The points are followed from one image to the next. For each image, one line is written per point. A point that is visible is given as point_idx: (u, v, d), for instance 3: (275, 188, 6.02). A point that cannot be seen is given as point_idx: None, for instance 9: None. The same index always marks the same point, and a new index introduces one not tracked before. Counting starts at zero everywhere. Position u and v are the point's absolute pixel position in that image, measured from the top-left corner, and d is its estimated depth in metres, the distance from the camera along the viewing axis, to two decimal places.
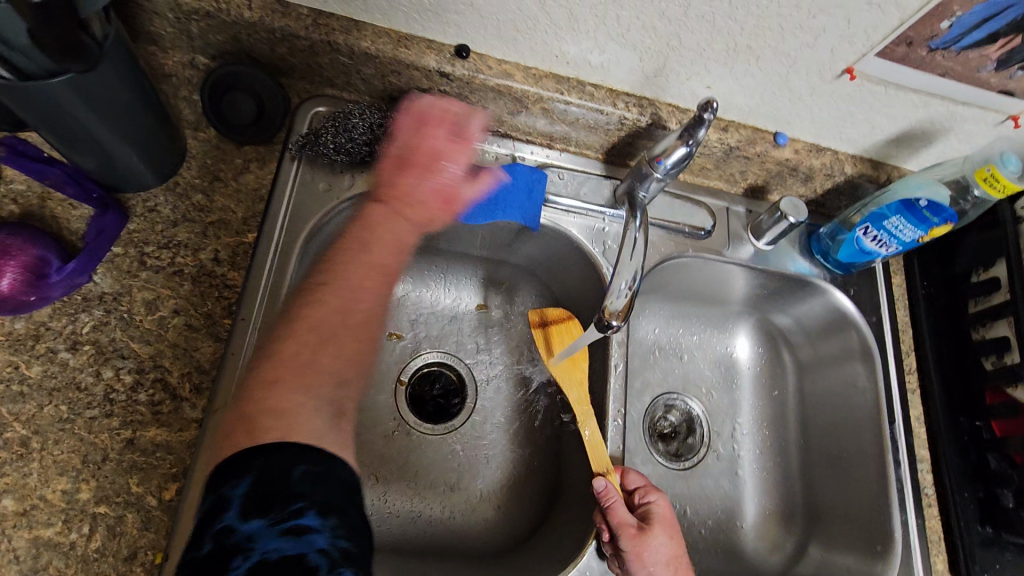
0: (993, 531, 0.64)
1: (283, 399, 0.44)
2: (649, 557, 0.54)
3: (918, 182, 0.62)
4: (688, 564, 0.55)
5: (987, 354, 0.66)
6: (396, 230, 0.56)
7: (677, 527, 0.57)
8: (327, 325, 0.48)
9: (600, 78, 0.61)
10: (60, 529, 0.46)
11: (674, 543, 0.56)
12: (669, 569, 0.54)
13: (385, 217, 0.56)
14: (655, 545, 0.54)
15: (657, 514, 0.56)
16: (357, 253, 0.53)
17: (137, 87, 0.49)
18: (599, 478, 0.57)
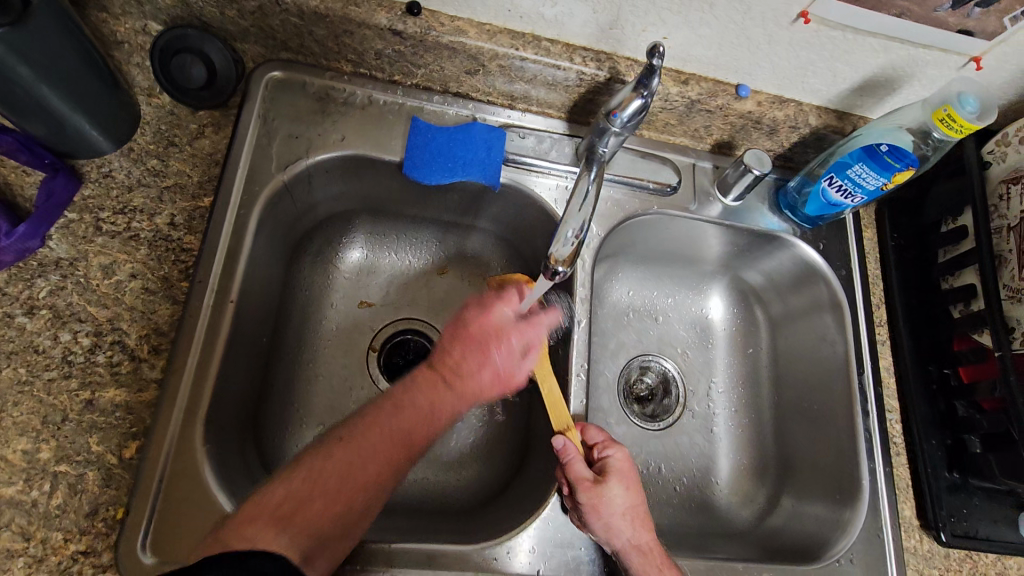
0: (960, 477, 0.64)
1: (295, 514, 0.44)
2: (604, 509, 0.54)
3: (880, 130, 0.61)
4: (644, 514, 0.56)
5: (954, 302, 0.66)
6: (436, 423, 0.54)
7: (634, 479, 0.57)
8: (320, 474, 0.46)
9: (555, 32, 0.60)
10: (21, 488, 0.46)
11: (630, 494, 0.56)
12: (625, 519, 0.54)
13: (430, 391, 0.54)
14: (609, 497, 0.54)
15: (613, 467, 0.56)
16: (394, 421, 0.51)
17: (80, 51, 0.48)
18: (558, 436, 0.57)
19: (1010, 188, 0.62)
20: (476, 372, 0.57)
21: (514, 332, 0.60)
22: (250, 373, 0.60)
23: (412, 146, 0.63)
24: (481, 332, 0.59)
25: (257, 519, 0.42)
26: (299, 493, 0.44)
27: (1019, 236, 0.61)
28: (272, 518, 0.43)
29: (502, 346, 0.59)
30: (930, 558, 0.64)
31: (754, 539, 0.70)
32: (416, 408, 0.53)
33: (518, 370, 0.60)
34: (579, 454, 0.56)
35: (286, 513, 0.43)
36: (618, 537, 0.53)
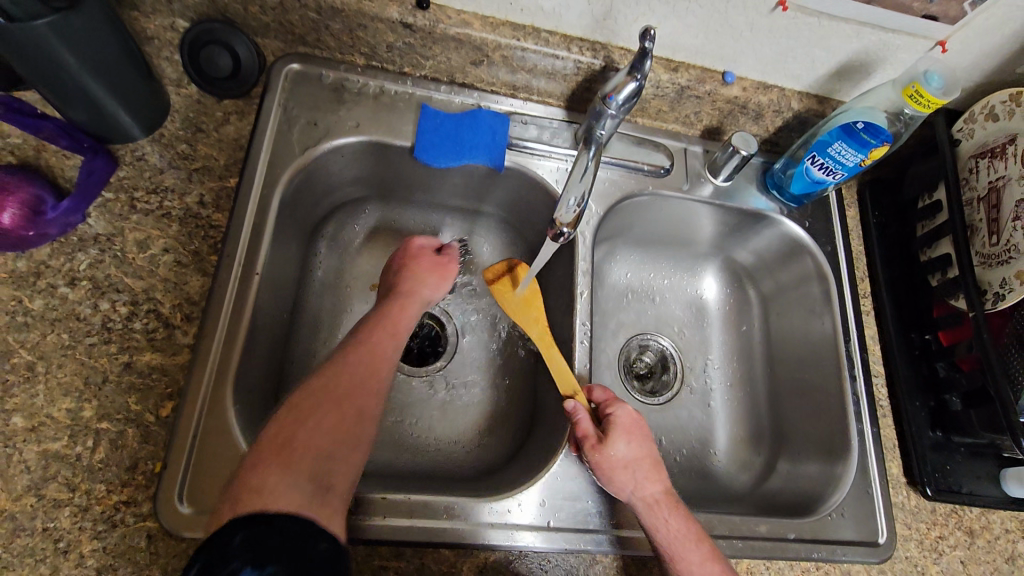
0: (943, 435, 0.68)
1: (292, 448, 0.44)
2: (609, 464, 0.57)
3: (858, 110, 0.66)
4: (652, 466, 0.58)
5: (933, 271, 0.71)
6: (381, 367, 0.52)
7: (639, 434, 0.60)
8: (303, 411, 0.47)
9: (553, 24, 0.65)
10: (66, 443, 0.50)
11: (635, 450, 0.58)
12: (630, 473, 0.57)
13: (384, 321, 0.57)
14: (614, 452, 0.57)
15: (618, 423, 0.59)
16: (350, 353, 0.52)
17: (122, 43, 0.53)
18: (568, 400, 0.60)
19: (979, 162, 0.67)
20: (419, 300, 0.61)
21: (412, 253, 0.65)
22: (272, 345, 0.64)
23: (422, 131, 0.67)
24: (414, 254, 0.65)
25: (259, 460, 0.43)
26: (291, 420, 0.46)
27: (987, 206, 0.66)
28: (277, 456, 0.44)
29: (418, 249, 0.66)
30: (917, 512, 0.67)
31: (751, 501, 0.73)
32: (361, 359, 0.52)
33: (431, 283, 0.63)
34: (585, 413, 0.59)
35: (284, 446, 0.44)
36: (624, 490, 0.56)
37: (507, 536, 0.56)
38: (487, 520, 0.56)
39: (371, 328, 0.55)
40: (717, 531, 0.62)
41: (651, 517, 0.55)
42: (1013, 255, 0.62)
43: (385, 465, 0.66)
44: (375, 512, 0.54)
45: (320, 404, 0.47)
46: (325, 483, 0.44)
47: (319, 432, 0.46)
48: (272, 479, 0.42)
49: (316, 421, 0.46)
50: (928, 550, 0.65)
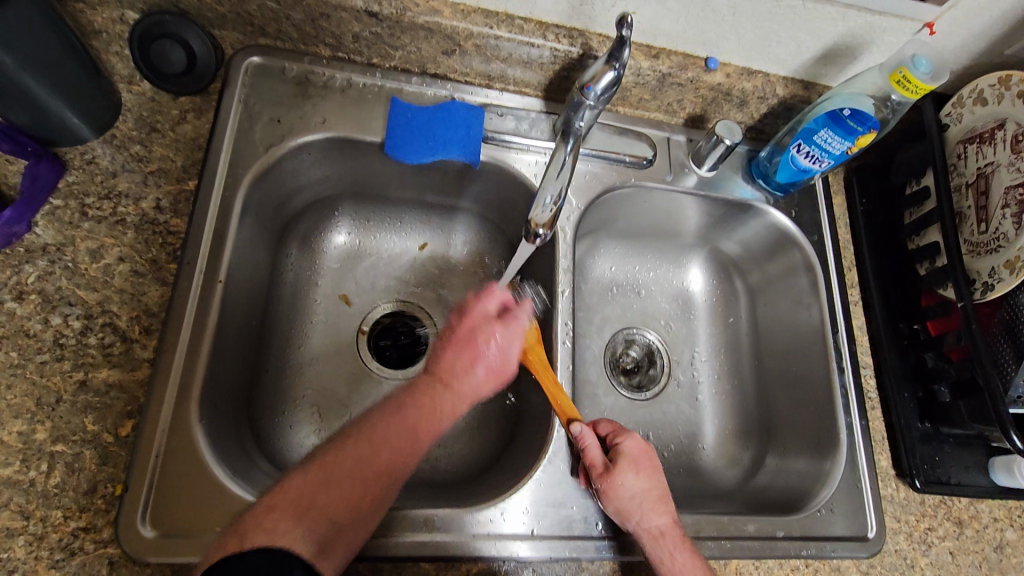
0: (932, 426, 0.67)
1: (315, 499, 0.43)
2: (615, 493, 0.55)
3: (844, 95, 0.64)
4: (660, 499, 0.56)
5: (921, 260, 0.69)
6: (439, 420, 0.52)
7: (648, 465, 0.58)
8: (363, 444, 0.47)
9: (527, 11, 0.62)
10: (18, 468, 0.47)
11: (643, 481, 0.56)
12: (636, 505, 0.55)
13: (430, 393, 0.53)
14: (621, 483, 0.55)
15: (624, 453, 0.57)
16: (401, 416, 0.50)
17: (59, 36, 0.49)
18: (574, 424, 0.58)
19: (967, 148, 0.65)
20: (474, 371, 0.56)
21: (485, 330, 0.58)
22: (242, 354, 0.61)
23: (393, 126, 0.64)
24: (467, 331, 0.58)
25: (275, 507, 0.42)
26: (328, 474, 0.44)
27: (975, 192, 0.64)
28: (293, 503, 0.42)
29: (488, 341, 0.57)
30: (907, 504, 0.66)
31: (740, 497, 0.72)
32: (395, 428, 0.49)
33: (510, 358, 0.58)
34: (592, 440, 0.57)
35: (304, 502, 0.42)
36: (628, 522, 0.55)
37: (492, 546, 0.54)
38: (469, 531, 0.54)
39: (418, 396, 0.52)
40: (705, 532, 0.60)
41: (659, 553, 0.53)
42: (1002, 244, 0.60)
43: None
44: None
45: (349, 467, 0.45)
46: (325, 549, 0.41)
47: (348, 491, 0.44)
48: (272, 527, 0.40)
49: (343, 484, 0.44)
50: (918, 542, 0.65)
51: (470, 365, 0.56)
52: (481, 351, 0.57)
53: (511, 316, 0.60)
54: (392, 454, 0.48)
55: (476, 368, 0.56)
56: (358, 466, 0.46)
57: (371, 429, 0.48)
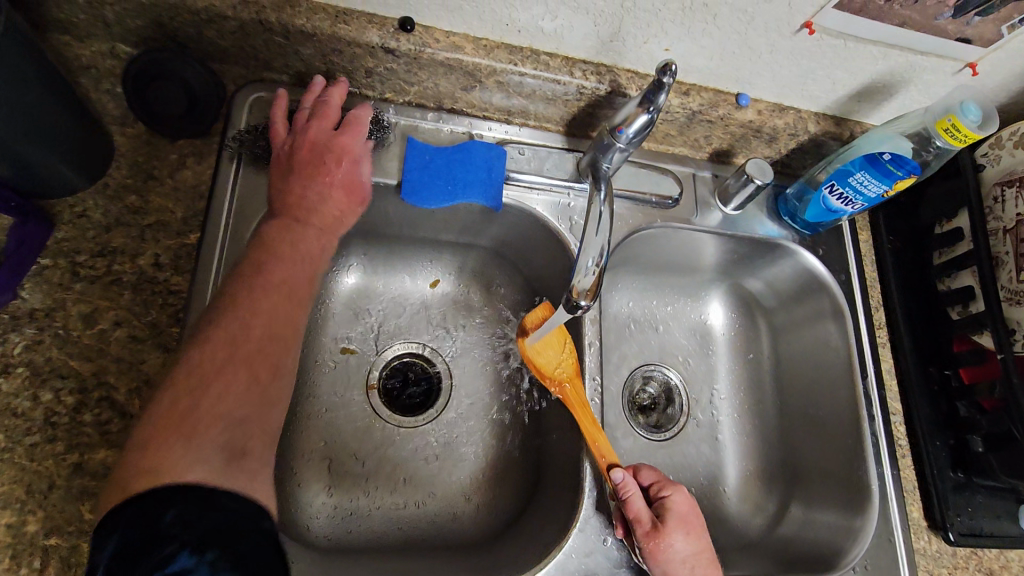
0: (964, 476, 0.65)
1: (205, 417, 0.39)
2: (664, 555, 0.53)
3: (882, 137, 0.61)
4: (708, 559, 0.54)
5: (953, 304, 0.67)
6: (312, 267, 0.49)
7: (696, 524, 0.55)
8: (243, 324, 0.43)
9: (554, 46, 0.58)
10: (8, 566, 0.42)
11: (692, 539, 0.55)
12: (687, 567, 0.53)
13: (286, 233, 0.49)
14: (671, 543, 0.53)
15: (671, 510, 0.55)
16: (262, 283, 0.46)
17: (42, 81, 0.43)
18: (617, 471, 0.55)
19: (1005, 190, 0.63)
20: (334, 170, 0.52)
21: (343, 140, 0.53)
22: None
23: (410, 168, 0.60)
24: (304, 147, 0.52)
25: (171, 420, 0.39)
26: (208, 382, 0.41)
27: (1014, 237, 0.62)
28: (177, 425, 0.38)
29: (335, 154, 0.53)
30: (939, 557, 0.65)
31: (765, 547, 0.69)
32: (228, 330, 0.43)
33: (362, 177, 0.55)
34: (637, 496, 0.55)
35: (188, 414, 0.39)
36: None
37: None
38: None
39: (270, 243, 0.48)
40: None
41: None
42: None
43: (375, 539, 0.61)
44: None
45: (215, 364, 0.41)
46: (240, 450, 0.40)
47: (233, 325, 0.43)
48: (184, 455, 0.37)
49: (230, 374, 0.41)
50: None
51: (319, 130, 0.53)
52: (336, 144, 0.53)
53: (354, 121, 0.55)
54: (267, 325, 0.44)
55: (316, 190, 0.51)
56: (228, 376, 0.41)
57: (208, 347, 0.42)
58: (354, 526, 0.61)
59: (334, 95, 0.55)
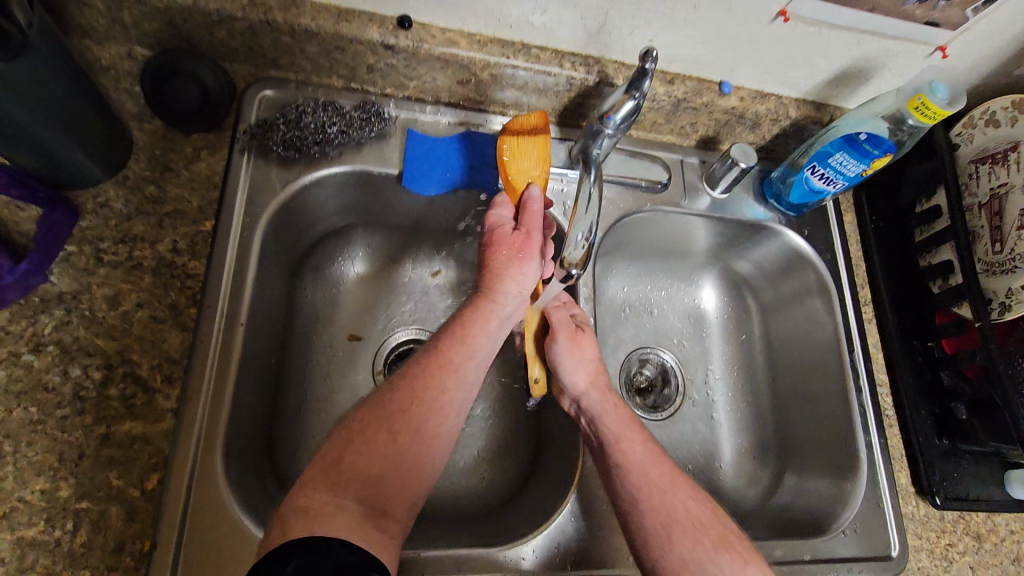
0: (949, 443, 0.68)
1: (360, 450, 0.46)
2: (570, 351, 0.60)
3: (858, 118, 0.64)
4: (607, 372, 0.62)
5: (934, 278, 0.70)
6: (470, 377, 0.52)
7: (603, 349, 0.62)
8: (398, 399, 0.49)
9: (544, 40, 0.61)
10: (42, 528, 0.46)
11: (597, 363, 0.62)
12: (586, 364, 0.60)
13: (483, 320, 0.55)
14: (581, 351, 0.61)
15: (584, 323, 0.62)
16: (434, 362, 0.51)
17: (72, 80, 0.47)
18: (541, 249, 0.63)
19: (978, 169, 0.66)
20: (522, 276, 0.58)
21: (525, 245, 0.58)
22: (262, 392, 0.60)
23: (410, 158, 0.63)
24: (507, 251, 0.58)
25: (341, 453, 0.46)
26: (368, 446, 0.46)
27: (988, 212, 0.64)
28: (326, 475, 0.45)
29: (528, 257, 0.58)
30: (927, 521, 0.67)
31: (760, 517, 0.72)
32: (457, 337, 0.53)
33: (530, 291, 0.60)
34: (560, 310, 0.63)
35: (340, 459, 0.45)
36: (577, 382, 0.60)
37: None
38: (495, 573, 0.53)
39: (443, 352, 0.52)
40: None
41: (607, 407, 0.58)
42: (1017, 264, 0.61)
43: None
44: None
45: (435, 366, 0.51)
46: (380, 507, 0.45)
47: (453, 390, 0.51)
48: (330, 492, 0.43)
49: (439, 384, 0.50)
50: (940, 559, 0.65)
51: (519, 272, 0.57)
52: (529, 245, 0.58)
53: (529, 219, 0.59)
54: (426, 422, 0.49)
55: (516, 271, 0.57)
56: (437, 387, 0.50)
57: (437, 342, 0.53)
58: None
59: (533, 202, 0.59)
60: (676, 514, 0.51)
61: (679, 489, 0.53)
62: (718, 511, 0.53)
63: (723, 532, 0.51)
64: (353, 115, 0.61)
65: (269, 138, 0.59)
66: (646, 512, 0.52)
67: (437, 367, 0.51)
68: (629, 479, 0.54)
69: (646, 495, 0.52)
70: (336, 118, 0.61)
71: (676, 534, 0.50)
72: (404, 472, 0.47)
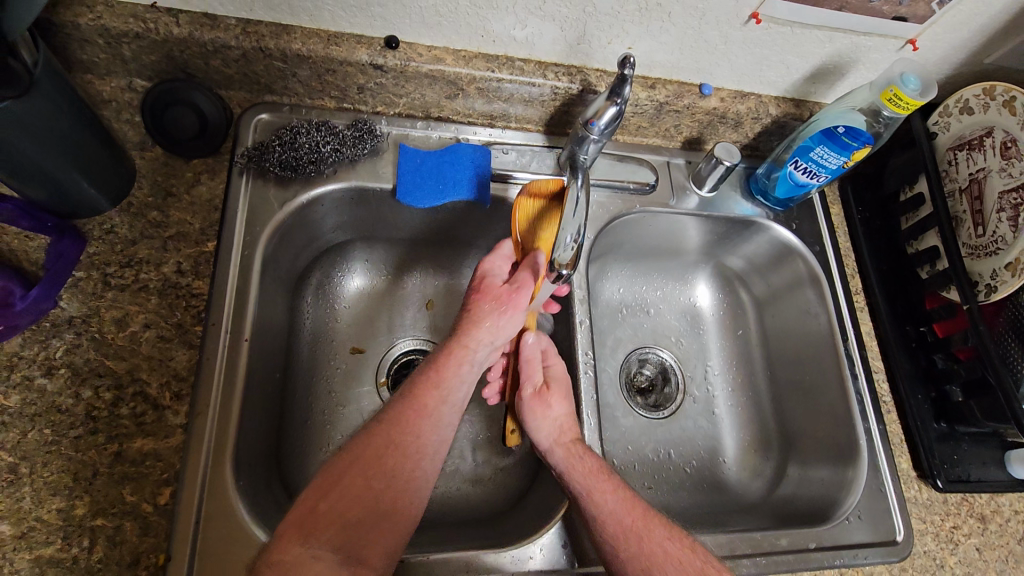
0: (948, 426, 0.68)
1: (328, 507, 0.47)
2: (538, 415, 0.60)
3: (834, 114, 0.66)
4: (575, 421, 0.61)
5: (922, 264, 0.71)
6: (431, 425, 0.53)
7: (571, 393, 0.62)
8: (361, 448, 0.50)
9: (527, 53, 0.64)
10: (60, 546, 0.47)
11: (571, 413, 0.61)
12: (553, 423, 0.60)
13: (455, 364, 0.55)
14: (547, 408, 0.61)
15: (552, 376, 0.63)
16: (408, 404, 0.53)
17: (76, 113, 0.49)
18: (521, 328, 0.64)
19: (957, 155, 0.67)
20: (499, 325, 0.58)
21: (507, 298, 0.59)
22: (268, 406, 0.61)
23: (403, 172, 0.65)
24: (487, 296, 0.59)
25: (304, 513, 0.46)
26: (330, 496, 0.47)
27: (969, 197, 0.66)
28: (297, 527, 0.46)
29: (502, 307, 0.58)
30: (930, 505, 0.67)
31: (765, 509, 0.72)
32: (431, 382, 0.54)
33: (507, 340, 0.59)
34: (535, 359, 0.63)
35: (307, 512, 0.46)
36: (546, 433, 0.59)
37: None
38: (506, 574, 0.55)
39: (417, 391, 0.54)
40: (741, 550, 0.60)
41: (575, 460, 0.57)
42: (1000, 246, 0.62)
43: None
44: None
45: (410, 411, 0.53)
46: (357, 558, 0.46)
47: (430, 434, 0.53)
48: (303, 543, 0.45)
49: (414, 428, 0.52)
50: (945, 541, 0.66)
51: (499, 322, 0.58)
52: (516, 302, 0.58)
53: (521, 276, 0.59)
54: (399, 469, 0.50)
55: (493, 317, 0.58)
56: (412, 431, 0.52)
57: (412, 387, 0.54)
58: None
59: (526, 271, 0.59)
60: (653, 556, 0.51)
61: (655, 531, 0.52)
62: (696, 548, 0.52)
63: (703, 568, 0.50)
64: (345, 134, 0.64)
65: (266, 159, 0.61)
66: (628, 561, 0.51)
67: (413, 413, 0.52)
68: (607, 530, 0.52)
69: (624, 542, 0.51)
70: (330, 138, 0.63)
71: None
72: (380, 518, 0.48)
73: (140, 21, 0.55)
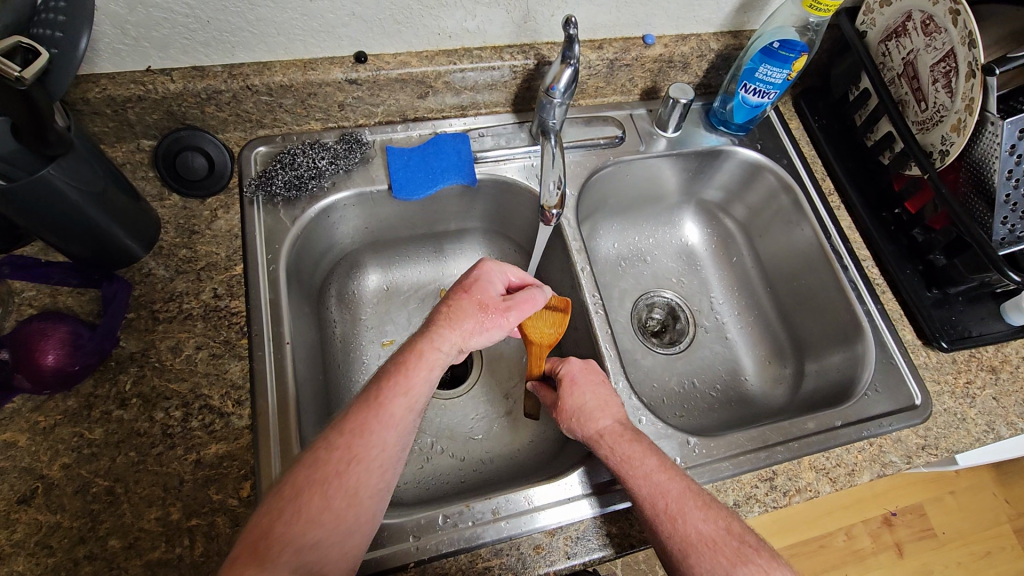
0: (939, 292, 0.73)
1: (283, 534, 0.46)
2: (566, 416, 0.60)
3: (771, 32, 0.71)
4: (603, 408, 0.59)
5: (882, 152, 0.76)
6: (395, 434, 0.51)
7: (588, 382, 0.62)
8: (316, 463, 0.49)
9: (481, 41, 0.70)
10: (165, 548, 0.52)
11: (600, 402, 0.60)
12: (575, 420, 0.59)
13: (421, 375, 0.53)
14: (569, 407, 0.60)
15: (568, 376, 0.63)
16: (359, 418, 0.51)
17: (108, 172, 0.56)
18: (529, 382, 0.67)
19: (888, 45, 0.73)
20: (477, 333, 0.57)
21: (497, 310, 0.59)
22: (318, 403, 0.67)
23: (394, 171, 0.71)
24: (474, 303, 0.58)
25: (255, 539, 0.46)
26: (289, 518, 0.46)
27: (908, 79, 0.71)
28: (254, 555, 0.45)
29: (488, 319, 0.58)
30: (941, 367, 0.71)
31: (793, 408, 0.77)
32: (398, 389, 0.52)
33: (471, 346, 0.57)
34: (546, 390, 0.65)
35: (262, 540, 0.45)
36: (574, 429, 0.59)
37: (552, 514, 0.58)
38: (550, 504, 0.59)
39: (377, 399, 0.51)
40: (772, 439, 0.64)
41: (602, 451, 0.57)
42: (943, 114, 0.67)
43: (448, 487, 0.69)
44: (463, 521, 0.57)
45: (373, 421, 0.50)
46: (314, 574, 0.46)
47: (393, 443, 0.51)
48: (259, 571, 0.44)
49: (378, 439, 0.50)
50: (963, 397, 0.70)
51: (472, 330, 0.57)
52: (499, 317, 0.59)
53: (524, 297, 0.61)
54: (358, 488, 0.48)
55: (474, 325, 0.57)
56: (377, 442, 0.50)
57: (377, 393, 0.52)
58: (428, 481, 0.70)
59: (528, 296, 0.61)
60: (688, 538, 0.50)
61: (689, 510, 0.51)
62: (732, 528, 0.50)
63: (739, 548, 0.49)
64: (336, 149, 0.70)
65: (272, 183, 0.67)
66: (665, 540, 0.51)
67: (376, 420, 0.50)
68: (644, 511, 0.52)
69: (659, 525, 0.51)
70: (324, 153, 0.70)
71: (692, 561, 0.49)
72: (342, 536, 0.48)
73: (140, 85, 0.62)
